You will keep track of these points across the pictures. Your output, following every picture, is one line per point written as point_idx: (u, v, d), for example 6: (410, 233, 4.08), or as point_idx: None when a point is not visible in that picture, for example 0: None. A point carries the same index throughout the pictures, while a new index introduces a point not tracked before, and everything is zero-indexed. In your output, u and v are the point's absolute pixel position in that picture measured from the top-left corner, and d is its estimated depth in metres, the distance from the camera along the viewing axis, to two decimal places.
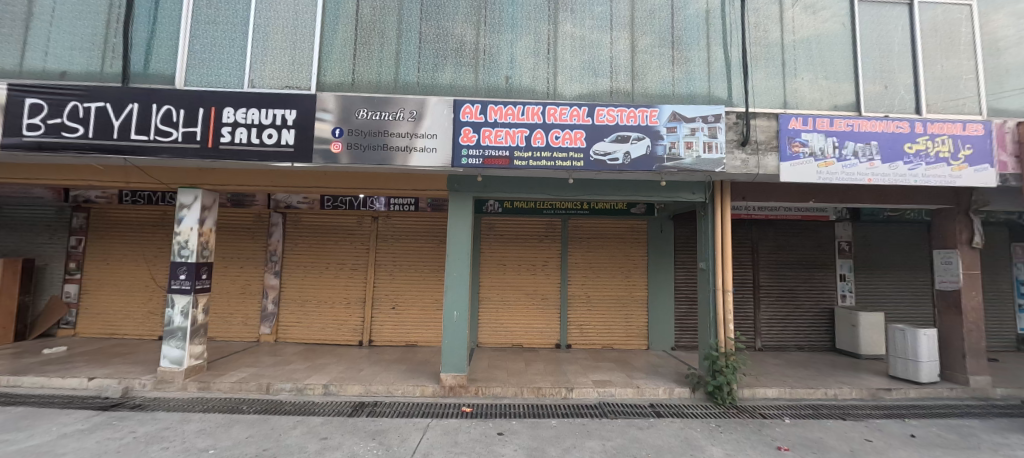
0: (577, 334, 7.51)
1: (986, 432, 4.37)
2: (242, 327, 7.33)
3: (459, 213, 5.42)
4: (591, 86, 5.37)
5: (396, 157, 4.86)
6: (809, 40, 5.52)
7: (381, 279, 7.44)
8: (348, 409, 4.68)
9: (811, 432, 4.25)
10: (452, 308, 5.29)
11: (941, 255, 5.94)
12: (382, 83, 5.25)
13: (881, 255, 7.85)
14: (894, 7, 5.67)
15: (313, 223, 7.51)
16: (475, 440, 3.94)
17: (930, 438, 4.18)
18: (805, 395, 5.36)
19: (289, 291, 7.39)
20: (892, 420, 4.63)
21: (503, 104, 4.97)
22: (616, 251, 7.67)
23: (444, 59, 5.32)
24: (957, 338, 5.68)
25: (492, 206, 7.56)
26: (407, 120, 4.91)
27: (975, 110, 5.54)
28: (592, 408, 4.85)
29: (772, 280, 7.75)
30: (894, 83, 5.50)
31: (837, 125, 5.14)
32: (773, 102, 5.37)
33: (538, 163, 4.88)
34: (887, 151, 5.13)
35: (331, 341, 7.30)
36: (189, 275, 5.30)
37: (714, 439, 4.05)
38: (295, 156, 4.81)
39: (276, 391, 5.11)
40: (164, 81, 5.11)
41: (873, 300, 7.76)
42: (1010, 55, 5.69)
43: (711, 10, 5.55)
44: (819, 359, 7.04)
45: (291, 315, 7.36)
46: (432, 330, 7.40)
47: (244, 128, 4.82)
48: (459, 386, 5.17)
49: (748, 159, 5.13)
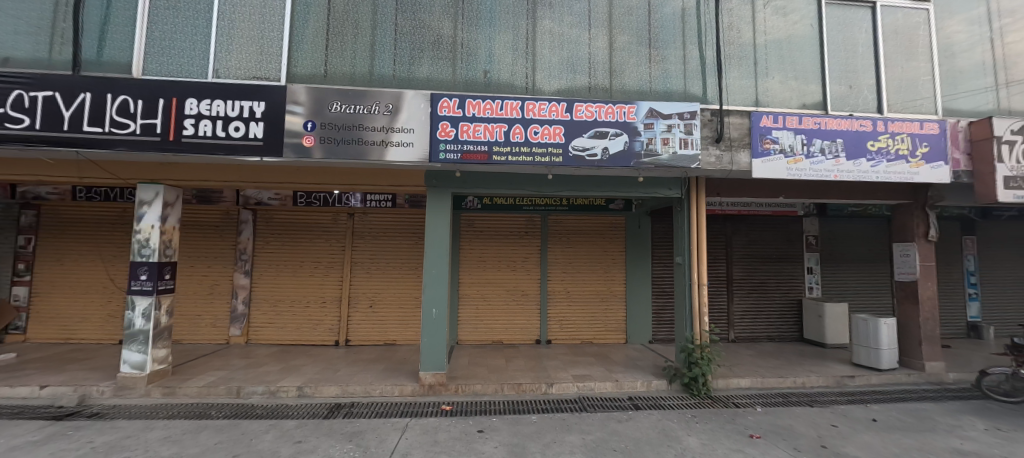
0: (557, 329, 7.55)
1: (940, 415, 4.63)
2: (210, 329, 7.03)
3: (437, 209, 5.33)
4: (569, 82, 5.36)
5: (372, 152, 4.73)
6: (780, 41, 5.68)
7: (357, 277, 7.27)
8: (324, 411, 4.55)
9: (781, 420, 4.41)
10: (431, 305, 5.22)
11: (900, 248, 6.25)
12: (356, 75, 5.09)
13: (845, 249, 8.21)
14: (859, 10, 5.89)
15: (286, 221, 7.26)
16: (456, 438, 3.90)
17: (890, 422, 4.40)
18: (776, 384, 5.55)
19: (261, 291, 7.14)
20: (856, 406, 4.85)
21: (482, 98, 4.91)
22: (595, 247, 7.74)
23: (421, 52, 5.21)
24: (914, 326, 6.00)
25: (471, 202, 7.48)
26: (383, 113, 4.78)
27: (932, 110, 5.82)
28: (572, 403, 4.89)
29: (744, 273, 7.99)
30: (858, 84, 5.73)
31: (805, 123, 5.32)
32: (746, 100, 5.50)
33: (517, 158, 4.85)
34: (852, 149, 5.33)
35: (306, 341, 7.10)
36: (151, 275, 5.03)
37: (690, 429, 4.14)
38: (265, 150, 4.62)
39: (247, 394, 4.92)
40: (120, 70, 4.80)
41: (838, 291, 8.10)
42: (962, 59, 6.03)
43: (687, 9, 5.62)
44: (789, 349, 7.30)
45: (263, 316, 7.11)
46: (411, 328, 7.29)
47: (208, 120, 4.59)
48: (438, 384, 5.12)
49: (722, 155, 5.24)
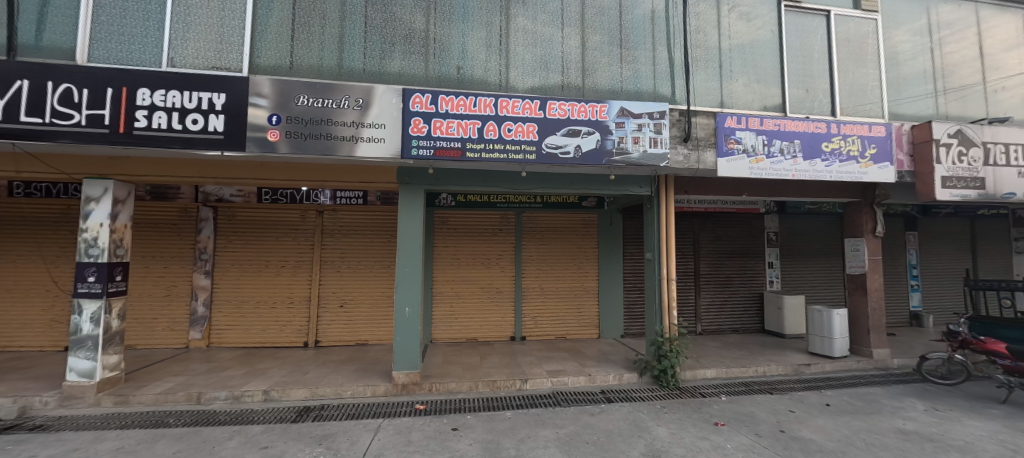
0: (531, 325, 7.61)
1: (886, 398, 4.98)
2: (167, 332, 6.66)
3: (410, 207, 5.25)
4: (542, 80, 5.40)
5: (341, 147, 4.61)
6: (744, 45, 5.91)
7: (327, 276, 7.07)
8: (292, 415, 4.42)
9: (744, 407, 4.63)
10: (404, 303, 5.14)
11: (851, 244, 6.65)
12: (324, 68, 4.94)
13: (803, 245, 8.67)
14: (815, 18, 6.20)
15: (249, 218, 6.94)
16: (430, 437, 3.87)
17: (842, 406, 4.70)
18: (739, 374, 5.81)
19: (223, 292, 6.82)
20: (811, 392, 5.14)
21: (455, 94, 4.86)
22: (569, 244, 7.83)
23: (392, 45, 5.10)
24: (863, 316, 6.41)
25: (445, 199, 7.41)
26: (353, 108, 4.66)
27: (879, 114, 6.22)
28: (546, 398, 4.95)
29: (710, 268, 8.29)
30: (814, 89, 6.05)
31: (766, 124, 5.58)
32: (712, 101, 5.70)
33: (491, 156, 4.85)
34: (808, 149, 5.63)
35: (273, 343, 6.85)
36: (100, 277, 4.71)
37: (659, 420, 4.28)
38: (226, 145, 4.42)
39: (209, 400, 4.71)
40: (62, 56, 4.46)
41: (796, 285, 8.55)
42: (906, 67, 6.48)
43: (656, 11, 5.75)
44: (751, 340, 7.64)
45: (226, 317, 6.80)
46: (384, 328, 7.17)
47: (163, 112, 4.33)
48: (412, 383, 5.06)
49: (689, 154, 5.41)
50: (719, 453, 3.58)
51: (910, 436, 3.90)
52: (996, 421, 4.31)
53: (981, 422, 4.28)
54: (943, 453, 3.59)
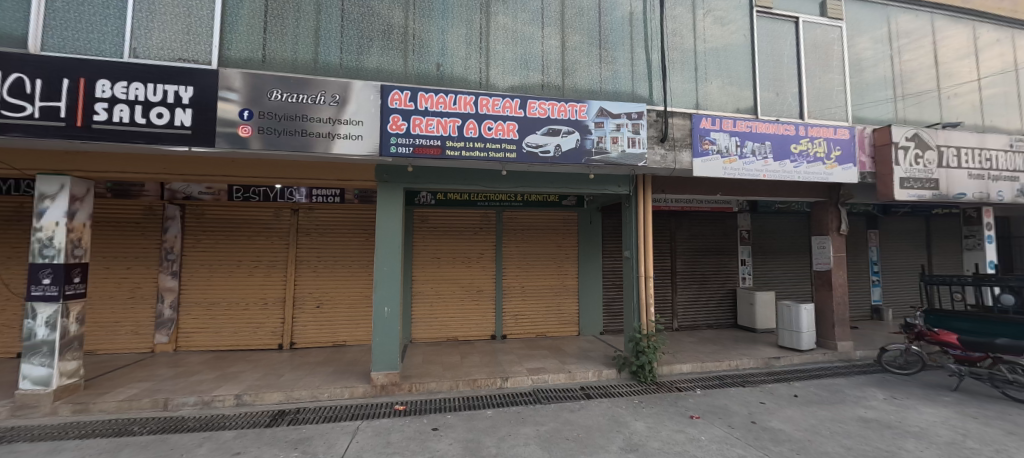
0: (512, 324, 7.62)
1: (849, 388, 5.23)
2: (131, 336, 6.35)
3: (389, 206, 5.18)
4: (522, 79, 5.41)
5: (317, 144, 4.49)
6: (718, 49, 6.08)
7: (303, 276, 6.89)
8: (266, 419, 4.29)
9: (718, 400, 4.77)
10: (383, 303, 5.06)
11: (818, 241, 6.93)
12: (298, 62, 4.81)
13: (773, 242, 8.99)
14: (784, 24, 6.44)
15: (219, 217, 6.69)
16: (409, 438, 3.83)
17: (809, 396, 4.90)
18: (713, 368, 5.98)
19: (191, 294, 6.55)
20: (781, 384, 5.35)
21: (434, 92, 4.80)
22: (549, 242, 7.88)
23: (370, 41, 5.00)
24: (829, 311, 6.70)
25: (425, 198, 7.32)
26: (329, 104, 4.55)
27: (844, 117, 6.51)
28: (527, 395, 4.98)
29: (686, 265, 8.50)
30: (784, 92, 6.28)
31: (739, 126, 5.75)
32: (687, 103, 5.84)
33: (471, 154, 4.83)
34: (778, 151, 5.84)
35: (246, 346, 6.64)
36: (56, 279, 4.46)
37: (637, 414, 4.36)
38: (194, 140, 4.24)
39: (176, 406, 4.52)
40: (12, 44, 4.19)
41: (767, 281, 8.86)
42: (868, 73, 6.80)
43: (634, 13, 5.84)
44: (725, 335, 7.88)
45: (195, 320, 6.53)
46: (363, 328, 7.06)
47: (124, 105, 4.12)
48: (391, 384, 4.99)
49: (666, 154, 5.53)
50: (694, 445, 3.68)
51: (871, 424, 4.11)
52: (948, 408, 4.58)
53: (935, 409, 4.55)
54: (900, 439, 3.80)
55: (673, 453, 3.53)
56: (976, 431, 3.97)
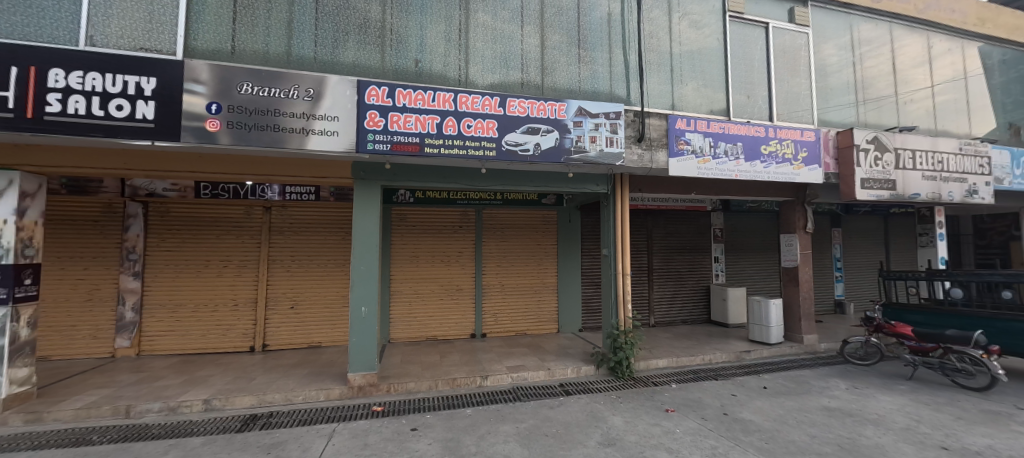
0: (491, 322, 7.62)
1: (814, 379, 5.47)
2: (89, 341, 6.02)
3: (366, 203, 5.08)
4: (502, 77, 5.40)
5: (291, 140, 4.36)
6: (693, 52, 6.23)
7: (275, 276, 6.68)
8: (237, 424, 4.15)
9: (692, 393, 4.91)
10: (360, 303, 4.97)
11: (786, 239, 7.21)
12: (270, 55, 4.65)
13: (744, 240, 9.30)
14: (755, 29, 6.65)
15: (186, 215, 6.41)
16: (388, 439, 3.78)
17: (777, 388, 5.11)
18: (688, 362, 6.15)
19: (155, 296, 6.26)
20: (751, 377, 5.55)
21: (413, 88, 4.74)
22: (528, 240, 7.91)
23: (346, 35, 4.89)
24: (796, 305, 6.99)
25: (403, 196, 7.20)
26: (303, 98, 4.42)
27: (810, 120, 6.79)
28: (506, 393, 4.99)
29: (662, 263, 8.69)
30: (754, 95, 6.50)
31: (713, 127, 5.92)
32: (663, 103, 5.97)
33: (450, 152, 4.79)
34: (749, 151, 6.04)
35: (214, 349, 6.40)
36: (4, 280, 4.18)
37: (615, 409, 4.44)
38: (157, 134, 4.05)
39: (140, 413, 4.31)
40: None
41: (738, 278, 9.17)
42: (832, 78, 7.11)
43: (613, 15, 5.91)
44: (699, 331, 8.10)
45: (160, 323, 6.25)
46: (339, 328, 6.91)
47: (80, 96, 3.89)
48: (369, 385, 4.91)
49: (643, 154, 5.63)
50: (670, 437, 3.77)
51: (834, 413, 4.32)
52: (903, 396, 4.86)
53: (891, 397, 4.82)
54: (860, 426, 4.01)
55: (649, 446, 3.61)
56: (928, 417, 4.23)
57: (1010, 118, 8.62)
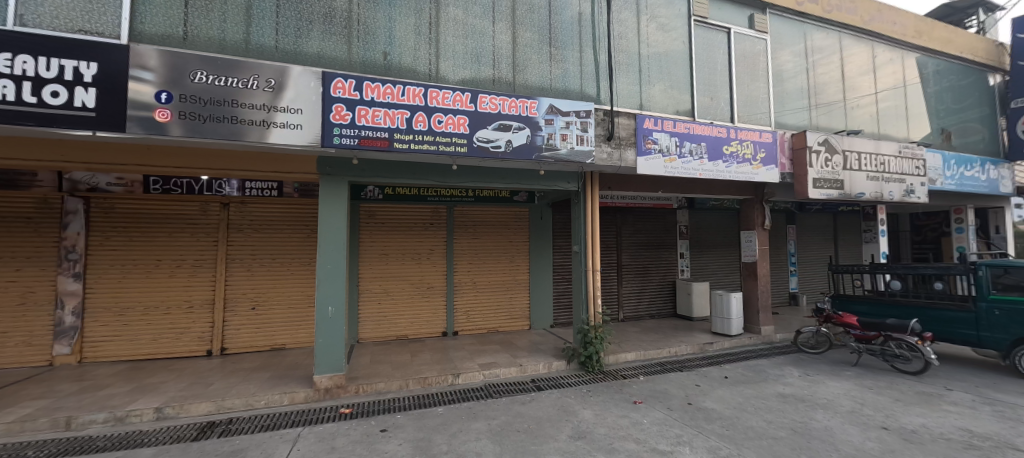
0: (463, 320, 7.57)
1: (771, 368, 5.78)
2: (22, 349, 5.53)
3: (332, 200, 4.91)
4: (473, 73, 5.35)
5: (250, 133, 4.15)
6: (660, 54, 6.40)
7: (234, 276, 6.35)
8: (193, 432, 3.93)
9: (658, 385, 5.08)
10: (327, 302, 4.81)
11: (745, 236, 7.55)
12: (227, 42, 4.40)
13: (708, 237, 9.68)
14: (718, 34, 6.91)
15: (133, 211, 5.98)
16: (356, 441, 3.69)
17: (737, 377, 5.36)
18: (655, 355, 6.35)
19: (99, 299, 5.81)
20: (714, 367, 5.79)
21: (381, 82, 4.61)
22: (499, 237, 7.90)
23: (309, 23, 4.69)
24: (755, 298, 7.35)
25: (371, 192, 7.01)
26: (263, 89, 4.21)
27: (767, 122, 7.14)
28: (478, 391, 4.98)
29: (631, 259, 8.90)
30: (717, 98, 6.77)
31: (678, 127, 6.11)
32: (632, 103, 6.10)
33: (420, 147, 4.70)
34: (712, 151, 6.28)
35: (168, 354, 6.03)
36: None
37: (585, 403, 4.52)
38: (99, 124, 3.75)
39: (83, 424, 4.01)
40: None
41: (702, 273, 9.55)
42: (789, 82, 7.49)
43: (583, 15, 5.96)
44: (666, 324, 8.38)
45: (104, 327, 5.81)
46: (304, 329, 6.68)
47: (9, 80, 3.56)
48: (336, 387, 4.77)
49: (612, 152, 5.74)
50: (637, 428, 3.88)
51: (788, 399, 4.58)
52: (849, 381, 5.22)
53: (839, 382, 5.16)
54: (812, 410, 4.27)
55: (618, 437, 3.70)
56: (872, 400, 4.55)
57: (942, 124, 9.37)
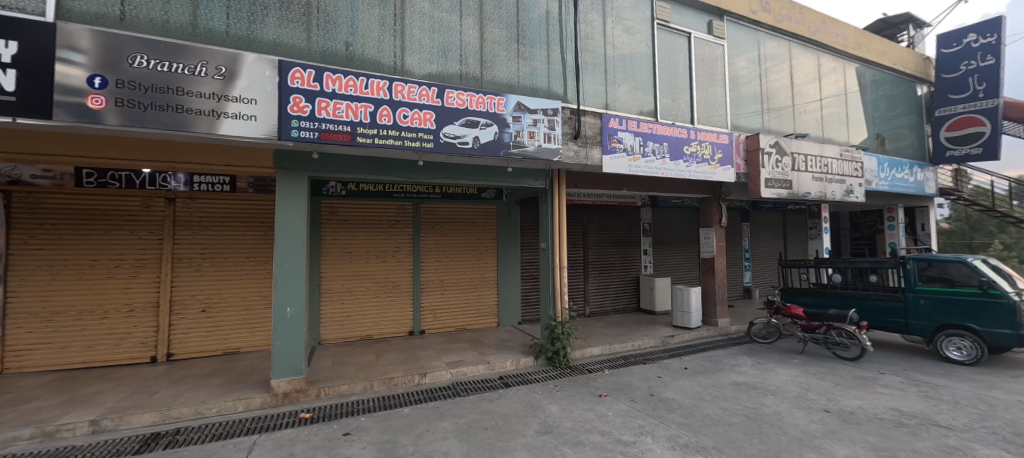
0: (430, 319, 7.46)
1: (726, 358, 6.08)
2: None
3: (291, 197, 4.68)
4: (440, 68, 5.26)
5: (198, 123, 3.88)
6: (626, 56, 6.55)
7: (182, 276, 5.95)
8: (135, 445, 3.65)
9: (622, 378, 5.22)
10: (285, 303, 4.59)
11: (704, 233, 7.88)
12: (172, 25, 4.10)
13: (669, 234, 10.04)
14: (680, 38, 7.16)
15: (63, 207, 5.45)
16: (317, 446, 3.55)
17: (695, 368, 5.60)
18: (619, 349, 6.52)
19: (24, 303, 5.27)
20: (674, 359, 6.02)
21: (343, 73, 4.44)
22: (467, 235, 7.84)
23: (264, 9, 4.44)
24: (712, 292, 7.69)
25: (334, 188, 6.73)
26: (212, 77, 3.94)
27: (725, 125, 7.48)
28: (445, 390, 4.93)
29: (597, 255, 9.09)
30: (679, 100, 7.02)
31: (642, 127, 6.29)
32: (598, 103, 6.21)
33: (384, 142, 4.56)
34: (674, 151, 6.51)
35: (105, 361, 5.57)
36: None
37: (552, 398, 4.57)
38: (20, 109, 3.40)
39: (4, 443, 3.62)
40: None
41: (663, 268, 9.89)
42: (744, 87, 7.87)
43: (551, 14, 5.99)
44: (630, 319, 8.63)
45: (29, 335, 5.27)
46: (260, 332, 6.36)
47: None
48: (295, 391, 4.57)
49: (579, 151, 5.83)
50: (602, 421, 3.97)
51: (741, 387, 4.84)
52: (796, 368, 5.58)
53: (787, 369, 5.50)
54: (763, 397, 4.52)
55: (584, 430, 3.77)
56: (815, 385, 4.89)
57: (878, 130, 10.17)
